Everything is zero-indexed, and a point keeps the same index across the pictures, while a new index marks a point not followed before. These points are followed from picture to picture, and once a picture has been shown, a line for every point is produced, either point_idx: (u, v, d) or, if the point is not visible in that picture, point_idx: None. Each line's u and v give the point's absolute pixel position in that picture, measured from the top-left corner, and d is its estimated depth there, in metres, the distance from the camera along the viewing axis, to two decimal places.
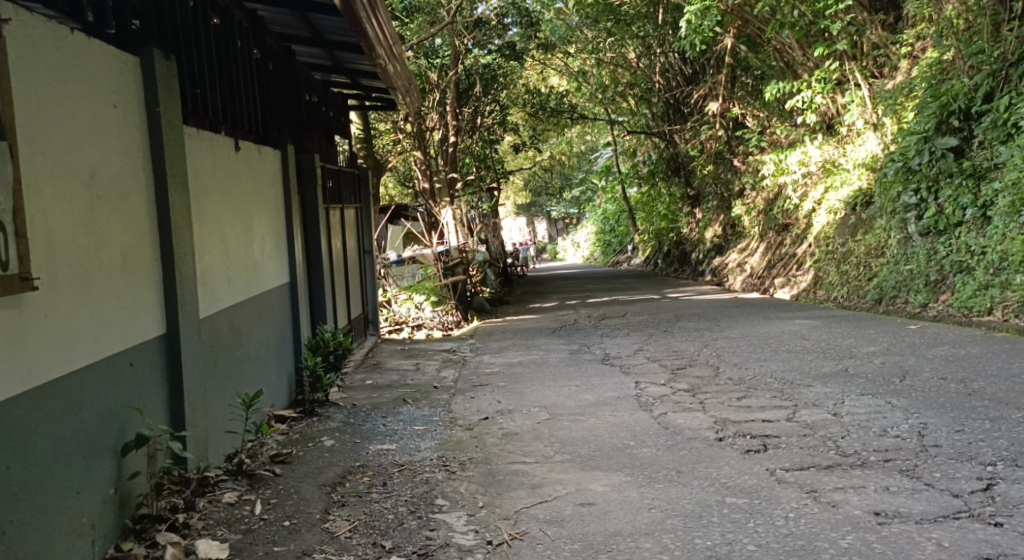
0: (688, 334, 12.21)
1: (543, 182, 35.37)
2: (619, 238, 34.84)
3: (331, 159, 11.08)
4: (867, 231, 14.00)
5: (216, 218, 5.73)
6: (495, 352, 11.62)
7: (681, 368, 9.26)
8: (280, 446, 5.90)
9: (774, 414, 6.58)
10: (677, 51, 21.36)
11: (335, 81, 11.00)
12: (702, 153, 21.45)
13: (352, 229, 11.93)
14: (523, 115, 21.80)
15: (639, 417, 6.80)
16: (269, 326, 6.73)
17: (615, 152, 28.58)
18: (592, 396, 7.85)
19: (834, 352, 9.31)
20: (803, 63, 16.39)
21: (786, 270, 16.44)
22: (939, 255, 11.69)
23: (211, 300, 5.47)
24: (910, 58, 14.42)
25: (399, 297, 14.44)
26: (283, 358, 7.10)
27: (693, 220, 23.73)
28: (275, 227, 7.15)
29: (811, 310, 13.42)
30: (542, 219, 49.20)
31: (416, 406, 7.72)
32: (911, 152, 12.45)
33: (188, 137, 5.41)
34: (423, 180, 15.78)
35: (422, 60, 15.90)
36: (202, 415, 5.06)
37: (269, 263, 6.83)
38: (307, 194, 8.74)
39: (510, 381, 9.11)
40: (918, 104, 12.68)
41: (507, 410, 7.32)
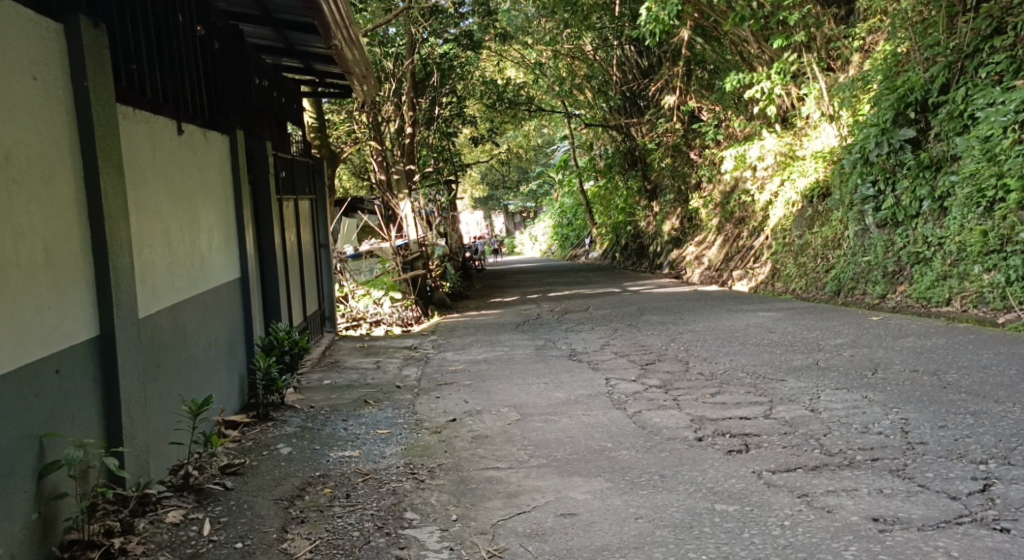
0: (652, 328, 11.94)
1: (500, 177, 35.02)
2: (577, 231, 34.57)
3: (284, 147, 10.66)
4: (823, 223, 13.85)
5: (155, 209, 5.32)
6: (458, 349, 11.26)
7: (650, 364, 8.98)
8: (232, 456, 5.51)
9: (751, 411, 6.19)
10: (634, 44, 21.13)
11: (288, 66, 10.59)
12: (659, 146, 21.22)
13: (307, 222, 11.49)
14: (480, 108, 21.47)
15: (613, 416, 6.49)
16: (219, 325, 6.33)
17: (573, 145, 28.29)
18: (562, 394, 7.53)
19: (803, 345, 9.06)
20: (758, 57, 16.25)
21: (744, 263, 16.27)
22: (896, 247, 11.53)
23: (150, 298, 5.06)
24: (862, 53, 14.35)
25: (357, 292, 14.07)
26: (235, 358, 6.70)
27: (648, 214, 23.50)
28: (224, 218, 6.74)
29: (771, 302, 13.22)
30: (498, 213, 48.89)
31: (378, 408, 7.34)
32: (868, 144, 12.19)
33: (121, 118, 4.99)
34: (380, 173, 15.35)
35: (377, 49, 15.35)
36: (143, 421, 4.66)
37: (217, 257, 6.43)
38: (258, 182, 8.33)
39: (475, 379, 8.76)
40: (873, 96, 12.50)
41: (475, 410, 6.98)
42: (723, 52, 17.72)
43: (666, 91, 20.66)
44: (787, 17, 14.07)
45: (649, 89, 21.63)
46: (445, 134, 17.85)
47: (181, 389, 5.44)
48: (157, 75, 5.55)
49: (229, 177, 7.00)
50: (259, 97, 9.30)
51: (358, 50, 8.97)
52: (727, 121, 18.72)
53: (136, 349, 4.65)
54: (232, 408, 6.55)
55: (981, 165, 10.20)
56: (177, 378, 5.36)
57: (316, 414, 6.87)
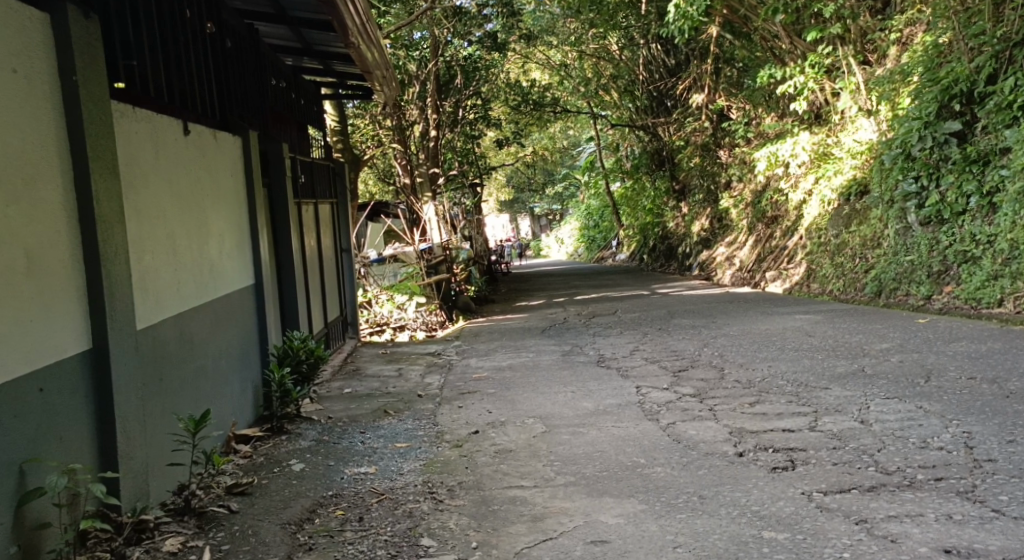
0: (684, 332, 11.54)
1: (526, 179, 34.66)
2: (604, 233, 34.13)
3: (303, 150, 10.37)
4: (861, 221, 13.38)
5: (158, 213, 5.01)
6: (483, 355, 10.91)
7: (684, 370, 8.58)
8: (240, 474, 5.19)
9: (794, 423, 5.83)
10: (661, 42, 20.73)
11: (306, 67, 10.30)
12: (687, 145, 20.77)
13: (327, 226, 11.18)
14: (505, 109, 21.13)
15: (646, 428, 6.12)
16: (230, 334, 6.01)
17: (599, 146, 27.89)
18: (591, 404, 7.16)
19: (846, 350, 8.63)
20: (791, 52, 15.77)
21: (777, 263, 15.82)
22: (941, 245, 11.06)
23: (152, 308, 4.75)
24: (899, 45, 13.75)
25: (380, 297, 13.71)
26: (248, 370, 6.38)
27: (678, 215, 23.01)
28: (236, 223, 6.42)
29: (807, 304, 12.76)
30: (524, 215, 48.51)
31: (398, 419, 7.01)
32: (909, 138, 11.69)
33: (118, 116, 4.67)
34: (404, 176, 15.06)
35: (401, 52, 15.01)
36: (142, 439, 4.34)
37: (229, 264, 6.10)
38: (274, 185, 8.02)
39: (501, 387, 8.40)
40: (914, 90, 12.01)
41: (499, 422, 6.63)
42: (753, 49, 17.29)
43: (695, 88, 20.25)
44: (821, 9, 13.61)
45: (676, 88, 21.23)
46: (469, 136, 17.52)
47: (186, 403, 5.12)
48: (160, 73, 5.24)
49: (241, 178, 6.68)
50: (276, 98, 9.01)
51: (376, 49, 8.65)
52: (757, 118, 18.25)
53: (134, 363, 4.34)
54: (246, 421, 6.23)
55: None
56: (181, 393, 5.04)
57: (332, 426, 6.55)
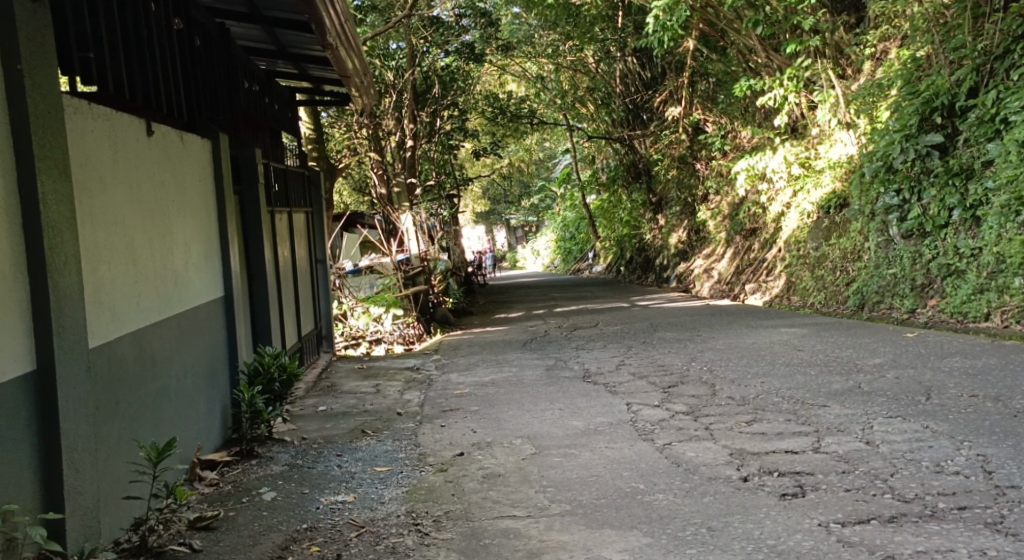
0: (669, 346, 11.20)
1: (502, 191, 34.31)
2: (580, 246, 33.81)
3: (277, 157, 9.97)
4: (842, 234, 13.12)
5: (119, 219, 4.67)
6: (462, 370, 10.54)
7: (673, 386, 8.26)
8: (204, 507, 4.83)
9: (797, 444, 5.45)
10: (637, 55, 20.51)
11: (281, 72, 9.91)
12: (664, 157, 20.49)
13: (302, 236, 10.76)
14: (480, 121, 20.78)
15: (642, 450, 5.76)
16: (197, 351, 5.63)
17: (575, 158, 27.58)
18: (579, 422, 6.81)
19: (839, 366, 8.32)
20: (766, 66, 15.37)
21: (756, 276, 15.54)
22: (925, 258, 10.78)
23: (112, 321, 4.44)
24: (873, 61, 13.66)
25: (356, 309, 13.31)
26: (216, 388, 5.98)
27: (654, 227, 22.69)
28: (205, 232, 6.04)
29: (790, 317, 12.48)
30: (500, 228, 48.15)
31: (376, 439, 6.62)
32: (891, 151, 11.44)
33: (76, 112, 4.33)
34: (380, 186, 14.68)
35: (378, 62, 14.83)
36: (92, 464, 4.05)
37: (196, 276, 5.72)
38: (246, 192, 7.61)
39: (483, 404, 8.03)
40: (893, 103, 11.74)
41: (485, 443, 6.27)
42: (729, 62, 17.11)
43: (671, 101, 20.01)
44: (801, 20, 13.33)
45: (652, 101, 20.99)
46: (447, 146, 17.15)
47: (148, 426, 4.76)
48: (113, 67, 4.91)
49: (212, 184, 6.29)
50: (249, 102, 8.62)
51: (355, 53, 8.30)
52: (734, 131, 18.04)
53: (80, 384, 4.00)
54: (212, 444, 5.83)
55: (1020, 170, 9.45)
56: (142, 415, 4.68)
57: (307, 448, 6.16)
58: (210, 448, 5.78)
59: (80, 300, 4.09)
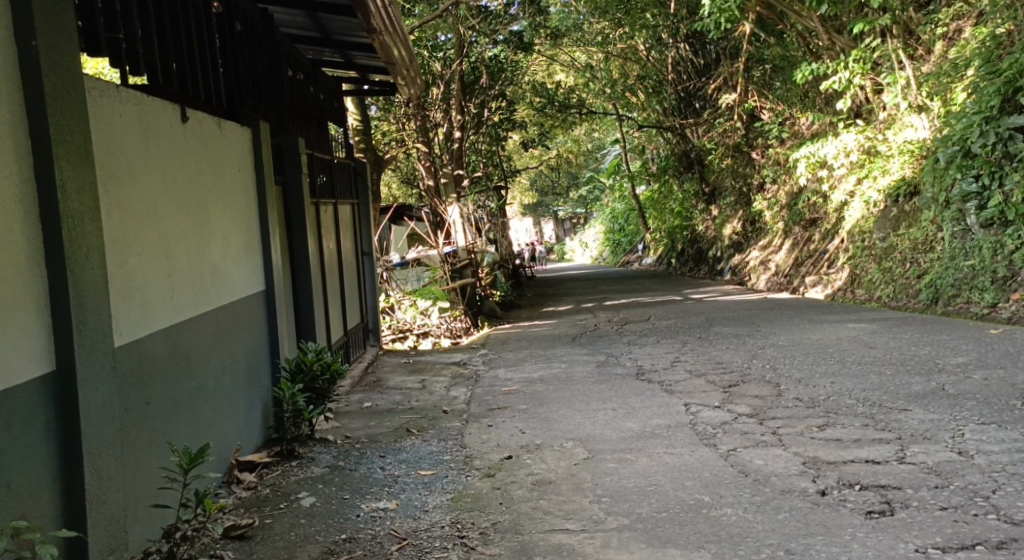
0: (727, 342, 10.77)
1: (550, 181, 33.86)
2: (630, 237, 33.30)
3: (322, 147, 9.65)
4: (911, 223, 12.54)
5: (151, 208, 4.37)
6: (512, 365, 10.21)
7: (735, 386, 7.88)
8: (239, 514, 4.56)
9: (878, 452, 5.26)
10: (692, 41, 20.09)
11: (327, 60, 9.60)
12: (718, 146, 19.94)
13: (347, 228, 10.45)
14: (530, 110, 20.41)
15: (704, 456, 5.40)
16: (236, 349, 5.32)
17: (625, 148, 27.08)
18: (636, 424, 6.44)
19: (916, 367, 7.92)
20: (829, 49, 14.84)
21: (817, 268, 14.98)
22: (1007, 250, 10.30)
23: (142, 319, 4.16)
24: (945, 40, 13.04)
25: (403, 302, 13.03)
26: (256, 388, 5.67)
27: (707, 218, 22.13)
28: (246, 222, 5.73)
29: (855, 312, 11.97)
30: (547, 220, 47.71)
31: (421, 439, 6.30)
32: (969, 135, 10.84)
33: (104, 97, 4.06)
34: (428, 178, 14.37)
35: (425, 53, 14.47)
36: (117, 467, 3.80)
37: (236, 270, 5.40)
38: (289, 183, 7.30)
39: (534, 402, 7.68)
40: (971, 84, 11.18)
41: (536, 445, 5.94)
42: (788, 47, 16.57)
43: (726, 89, 19.49)
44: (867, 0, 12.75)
45: (706, 89, 20.47)
46: (494, 138, 16.78)
47: (180, 429, 4.47)
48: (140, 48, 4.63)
49: (254, 174, 5.96)
50: (294, 91, 8.29)
51: (400, 40, 7.96)
52: (793, 118, 17.56)
53: (100, 385, 3.73)
54: (253, 445, 5.52)
55: None
56: (174, 418, 4.39)
57: (349, 448, 5.83)
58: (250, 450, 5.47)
59: (104, 295, 3.82)
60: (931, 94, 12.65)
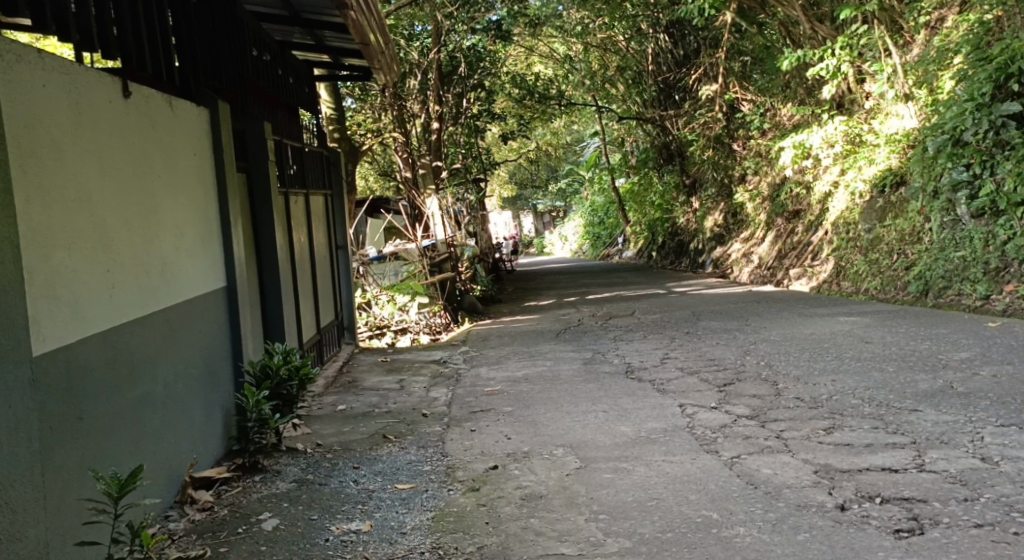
0: (716, 337, 10.34)
1: (530, 173, 33.35)
2: (609, 230, 32.87)
3: (293, 134, 9.15)
4: (898, 214, 12.16)
5: (81, 195, 3.90)
6: (494, 362, 9.76)
7: (730, 385, 7.47)
8: (189, 544, 4.12)
9: (895, 460, 4.84)
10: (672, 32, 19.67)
11: (296, 43, 9.09)
12: (698, 137, 19.50)
13: (320, 221, 9.95)
14: (508, 101, 19.93)
15: (706, 465, 4.97)
16: (191, 351, 4.84)
17: (604, 140, 26.63)
18: (629, 428, 6.00)
19: (920, 364, 7.53)
20: (811, 38, 14.34)
21: (801, 260, 14.55)
22: (998, 240, 9.91)
23: (71, 321, 3.71)
24: (927, 30, 12.65)
25: (380, 297, 12.63)
26: (216, 393, 5.19)
27: (688, 210, 21.68)
28: (204, 212, 5.24)
29: (843, 305, 11.56)
30: (526, 213, 47.16)
31: (399, 446, 5.83)
32: (962, 121, 10.47)
33: (22, 68, 3.60)
34: (405, 169, 13.74)
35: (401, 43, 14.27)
36: (31, 493, 3.33)
37: (192, 263, 4.93)
38: (253, 170, 6.78)
39: (519, 404, 7.24)
40: (960, 71, 10.84)
41: (523, 452, 5.50)
42: (770, 35, 16.17)
43: (707, 79, 19.08)
44: None
45: (686, 79, 20.06)
46: (473, 129, 16.35)
47: (121, 444, 4.01)
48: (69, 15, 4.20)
49: (212, 158, 5.46)
50: (261, 74, 7.79)
51: (372, 16, 7.45)
52: (774, 109, 17.17)
53: (5, 400, 3.28)
54: (211, 456, 5.04)
55: None
56: (112, 432, 3.93)
57: (320, 459, 5.36)
58: (209, 463, 5.00)
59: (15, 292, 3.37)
60: (919, 82, 12.22)
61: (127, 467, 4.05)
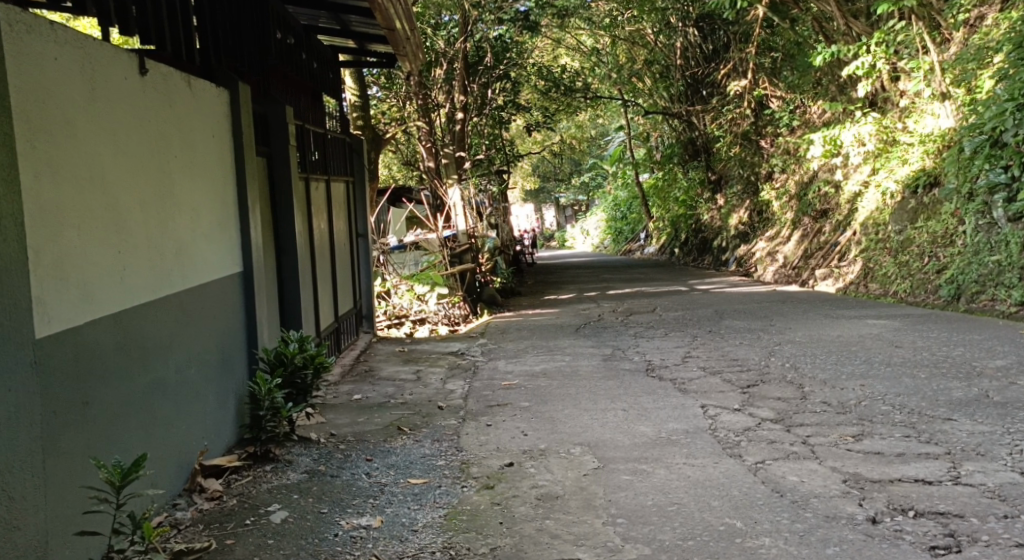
0: (741, 336, 10.15)
1: (553, 165, 33.12)
2: (632, 225, 32.62)
3: (316, 118, 9.01)
4: (930, 216, 11.88)
5: (94, 174, 3.78)
6: (513, 355, 9.61)
7: (754, 386, 7.30)
8: (193, 535, 4.00)
9: (928, 471, 4.74)
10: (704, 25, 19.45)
11: (321, 26, 8.95)
12: (725, 134, 19.24)
13: (341, 208, 9.81)
14: (534, 93, 19.73)
15: (729, 470, 4.80)
16: (205, 338, 4.71)
17: (630, 134, 26.40)
18: (651, 428, 5.84)
19: (953, 371, 7.33)
20: (845, 35, 14.07)
21: (827, 261, 14.29)
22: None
23: (80, 302, 3.60)
24: (966, 29, 12.44)
25: (399, 287, 12.39)
26: (229, 380, 5.05)
27: (713, 207, 21.39)
28: (222, 196, 5.11)
29: (870, 307, 11.32)
30: (548, 205, 46.92)
31: (413, 439, 5.69)
32: (1002, 121, 10.23)
33: (37, 39, 3.49)
34: (427, 158, 13.67)
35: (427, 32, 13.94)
36: (31, 481, 3.22)
37: (208, 248, 4.79)
38: (274, 155, 6.65)
39: (537, 399, 7.09)
40: (1000, 71, 10.59)
41: (541, 450, 5.35)
42: (802, 32, 15.91)
43: (736, 75, 18.82)
44: None
45: (715, 74, 19.80)
46: (498, 120, 16.23)
47: (129, 432, 3.89)
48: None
49: (232, 140, 5.32)
50: (285, 57, 7.65)
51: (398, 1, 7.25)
52: (804, 106, 16.94)
53: (7, 383, 3.17)
54: (223, 445, 4.91)
55: None
56: (119, 419, 3.82)
57: (332, 450, 5.22)
58: (220, 452, 4.86)
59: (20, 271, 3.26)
60: (957, 80, 11.92)
61: (135, 455, 3.93)
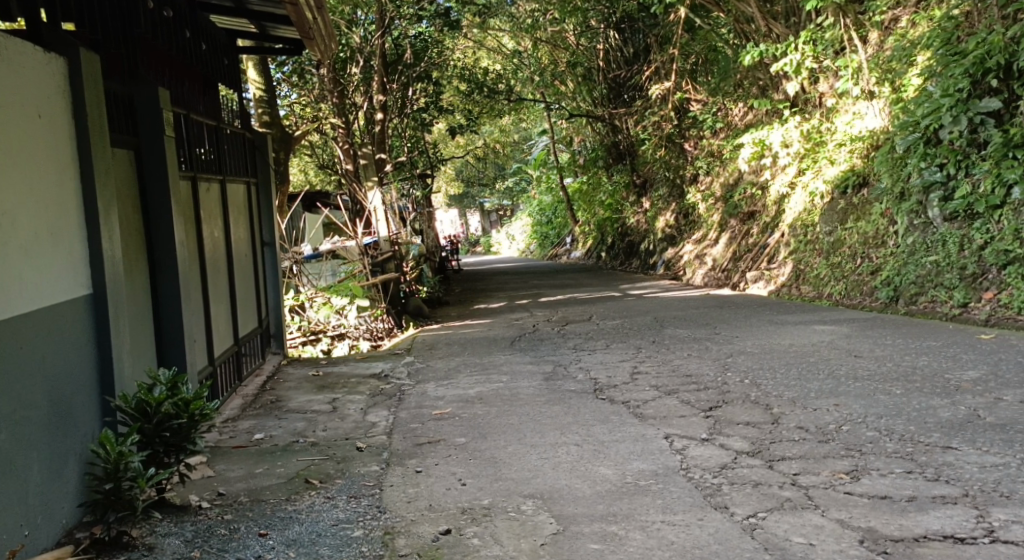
0: (687, 347, 9.29)
1: (476, 170, 32.03)
2: (557, 230, 31.72)
3: (211, 110, 7.92)
4: (860, 216, 11.17)
5: None
6: (443, 376, 8.62)
7: (716, 408, 6.44)
8: None
9: (956, 524, 3.95)
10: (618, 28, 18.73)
11: (213, 4, 7.86)
12: (649, 137, 18.21)
13: (240, 215, 8.70)
14: (455, 95, 18.71)
15: (720, 530, 4.00)
16: (18, 367, 3.86)
17: (552, 138, 25.50)
18: (610, 470, 4.93)
19: (930, 386, 6.55)
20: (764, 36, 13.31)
21: (755, 264, 13.53)
22: (974, 244, 8.94)
23: None
24: (882, 31, 11.68)
25: (316, 299, 11.29)
26: (63, 437, 4.14)
27: (638, 211, 20.49)
28: (60, 193, 4.28)
29: (802, 312, 10.57)
30: (473, 212, 45.82)
31: (325, 496, 4.68)
32: (937, 118, 9.43)
33: None
34: (346, 161, 12.64)
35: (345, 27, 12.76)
36: None
37: (16, 262, 3.90)
38: (144, 148, 5.59)
39: (474, 431, 6.11)
40: (928, 69, 9.83)
41: (484, 506, 4.42)
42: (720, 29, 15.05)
43: (659, 77, 18.03)
44: None
45: (637, 78, 18.97)
46: (420, 123, 15.20)
47: None
48: None
49: (73, 125, 4.44)
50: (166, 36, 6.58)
51: None
52: (726, 109, 16.17)
53: None
54: (46, 515, 4.00)
55: None
56: None
57: (212, 525, 4.35)
58: (41, 534, 3.96)
59: None
60: (882, 77, 11.28)
61: None
